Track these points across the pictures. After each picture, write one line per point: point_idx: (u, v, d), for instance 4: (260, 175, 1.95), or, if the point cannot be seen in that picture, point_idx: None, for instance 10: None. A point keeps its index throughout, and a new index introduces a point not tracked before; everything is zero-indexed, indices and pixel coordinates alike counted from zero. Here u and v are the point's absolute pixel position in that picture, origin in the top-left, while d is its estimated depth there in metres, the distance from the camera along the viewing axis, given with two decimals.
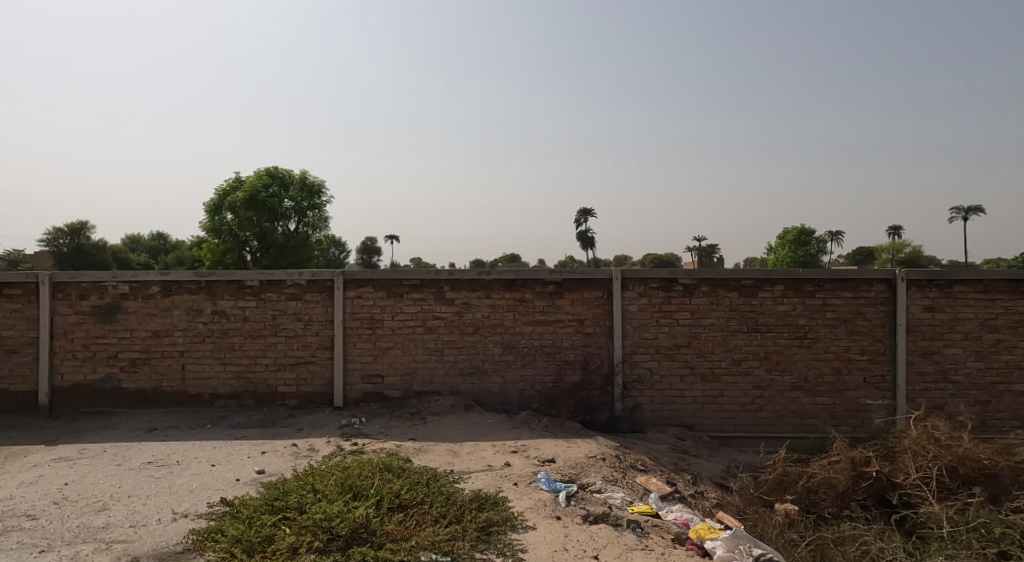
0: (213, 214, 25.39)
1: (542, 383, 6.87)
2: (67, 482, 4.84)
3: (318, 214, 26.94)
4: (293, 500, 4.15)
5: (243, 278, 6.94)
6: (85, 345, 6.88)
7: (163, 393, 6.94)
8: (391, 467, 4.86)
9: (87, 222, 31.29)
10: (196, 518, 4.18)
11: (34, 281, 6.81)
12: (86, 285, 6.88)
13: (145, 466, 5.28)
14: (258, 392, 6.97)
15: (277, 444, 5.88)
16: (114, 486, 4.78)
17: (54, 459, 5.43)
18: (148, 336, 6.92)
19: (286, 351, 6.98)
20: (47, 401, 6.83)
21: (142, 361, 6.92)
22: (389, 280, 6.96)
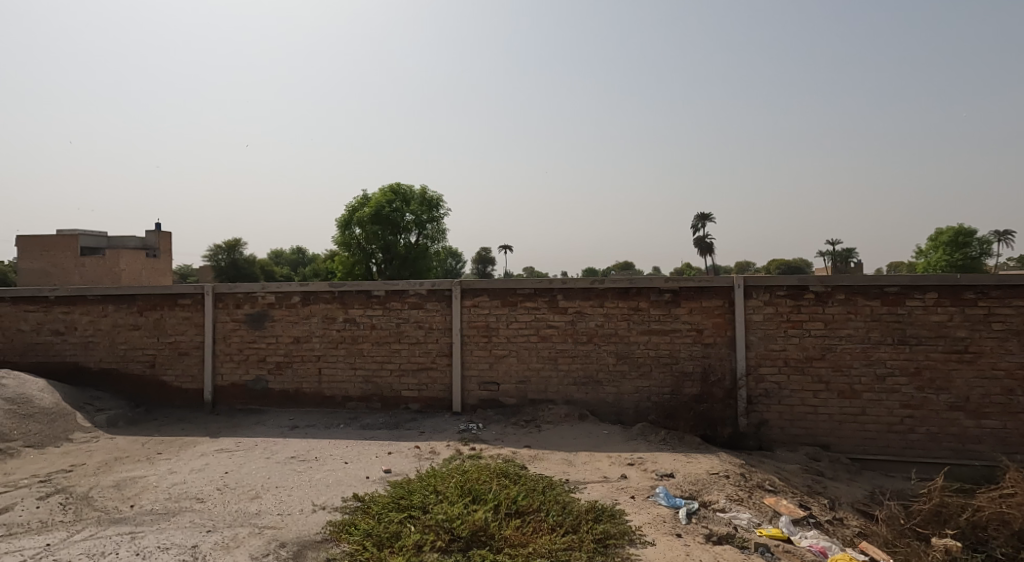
0: (343, 229, 27.56)
1: (659, 395, 6.67)
2: (227, 471, 5.46)
3: (437, 227, 28.25)
4: (417, 500, 4.37)
5: (371, 288, 7.45)
6: (240, 349, 7.73)
7: (303, 394, 7.61)
8: (507, 473, 4.96)
9: (240, 240, 35.24)
10: (333, 511, 4.53)
11: (200, 292, 7.77)
12: (241, 295, 7.74)
13: (290, 460, 5.81)
14: (384, 396, 7.43)
15: (402, 446, 6.23)
16: (264, 477, 5.31)
17: (216, 450, 6.14)
18: (291, 341, 7.64)
19: (409, 357, 7.38)
20: (211, 398, 7.74)
21: (286, 364, 7.64)
22: (504, 289, 7.14)
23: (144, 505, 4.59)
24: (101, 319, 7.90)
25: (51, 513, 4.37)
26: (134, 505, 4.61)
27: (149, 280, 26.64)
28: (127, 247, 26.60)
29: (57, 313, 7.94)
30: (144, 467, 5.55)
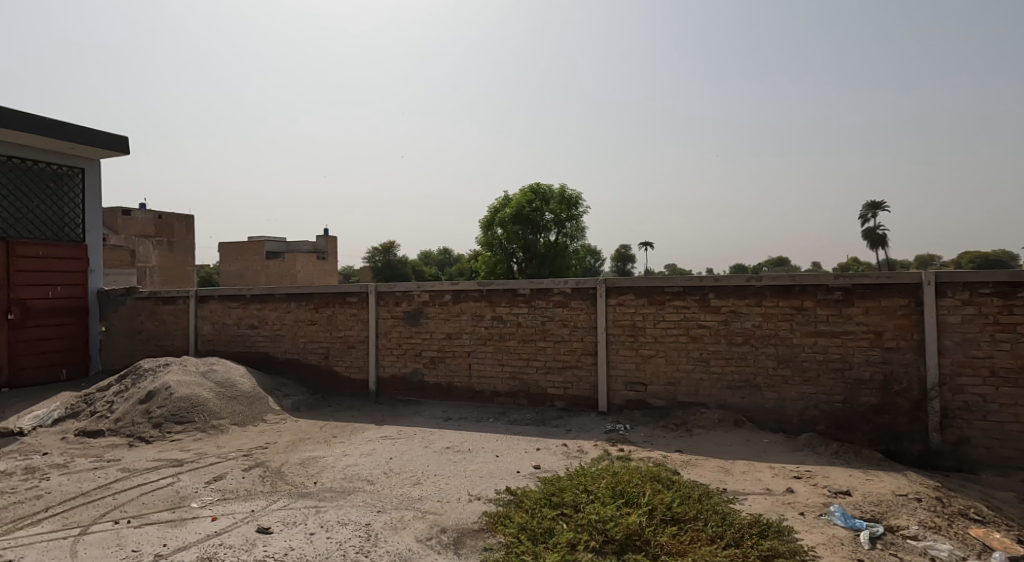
0: (486, 230, 28.63)
1: (828, 403, 6.06)
2: (391, 457, 5.91)
3: (576, 225, 28.30)
4: (569, 498, 4.39)
5: (518, 286, 7.64)
6: (399, 343, 8.34)
7: (455, 387, 8.01)
8: (659, 477, 4.80)
9: (395, 242, 38.23)
10: (488, 502, 4.70)
11: (365, 291, 8.51)
12: (399, 294, 8.35)
13: (446, 450, 6.14)
14: (530, 392, 7.58)
15: (549, 443, 6.30)
16: (424, 464, 5.67)
17: (381, 437, 6.67)
18: (443, 337, 8.08)
19: (554, 355, 7.45)
20: (375, 388, 8.44)
21: (439, 359, 8.10)
22: (651, 287, 6.94)
23: (325, 483, 5.11)
24: (286, 315, 8.95)
25: (253, 483, 5.03)
26: (317, 482, 5.16)
27: (319, 280, 29.72)
28: (302, 251, 29.94)
29: (252, 309, 9.15)
30: (323, 449, 6.19)
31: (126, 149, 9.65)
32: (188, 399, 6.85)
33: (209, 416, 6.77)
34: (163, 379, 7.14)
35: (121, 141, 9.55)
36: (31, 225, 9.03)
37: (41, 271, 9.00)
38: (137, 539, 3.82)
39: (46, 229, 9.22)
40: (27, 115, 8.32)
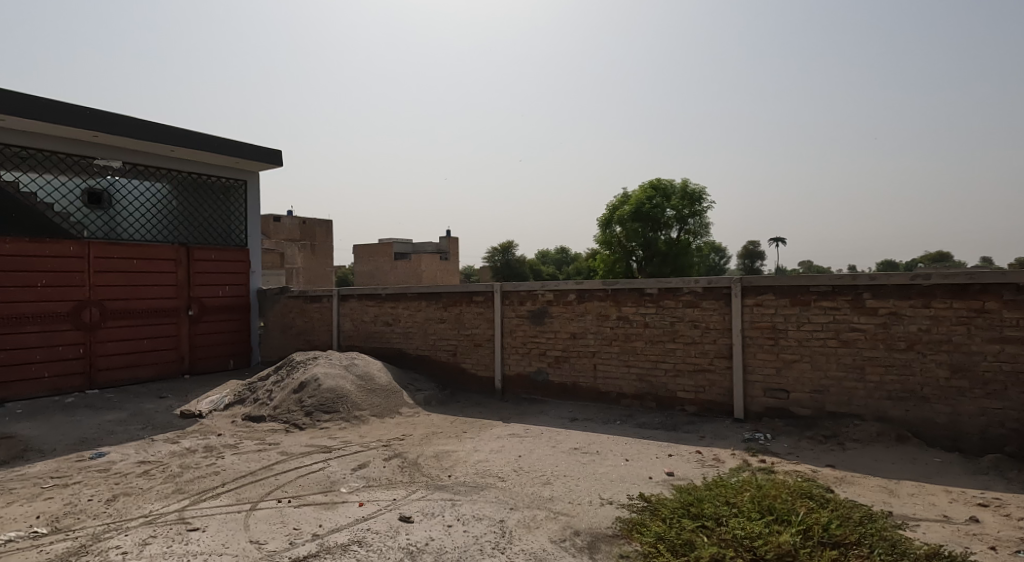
0: (605, 228, 28.24)
1: (1019, 421, 5.21)
2: (520, 455, 5.96)
3: (699, 221, 27.06)
4: (709, 510, 4.14)
5: (644, 286, 7.40)
6: (524, 342, 8.42)
7: (580, 387, 7.93)
8: (811, 494, 4.39)
9: (513, 242, 39.02)
10: (621, 507, 4.57)
11: (491, 290, 8.69)
12: (524, 293, 8.44)
13: (574, 451, 6.09)
14: (659, 396, 7.30)
15: (682, 449, 6.02)
16: (553, 464, 5.65)
17: (509, 434, 6.76)
18: (568, 337, 8.03)
19: (684, 357, 7.12)
20: (501, 386, 8.58)
21: (564, 359, 8.07)
22: (793, 286, 6.40)
23: (458, 477, 5.27)
24: (417, 313, 9.39)
25: (393, 473, 5.30)
26: (451, 475, 5.32)
27: (442, 279, 30.88)
28: (427, 252, 31.38)
29: (387, 307, 9.70)
30: (455, 443, 6.39)
31: (280, 161, 10.66)
32: (334, 391, 7.40)
33: (351, 407, 7.26)
34: (313, 371, 7.77)
35: (276, 155, 10.57)
36: (205, 232, 10.28)
37: (213, 273, 10.19)
38: (297, 518, 4.16)
39: (217, 235, 10.46)
40: (202, 135, 9.46)
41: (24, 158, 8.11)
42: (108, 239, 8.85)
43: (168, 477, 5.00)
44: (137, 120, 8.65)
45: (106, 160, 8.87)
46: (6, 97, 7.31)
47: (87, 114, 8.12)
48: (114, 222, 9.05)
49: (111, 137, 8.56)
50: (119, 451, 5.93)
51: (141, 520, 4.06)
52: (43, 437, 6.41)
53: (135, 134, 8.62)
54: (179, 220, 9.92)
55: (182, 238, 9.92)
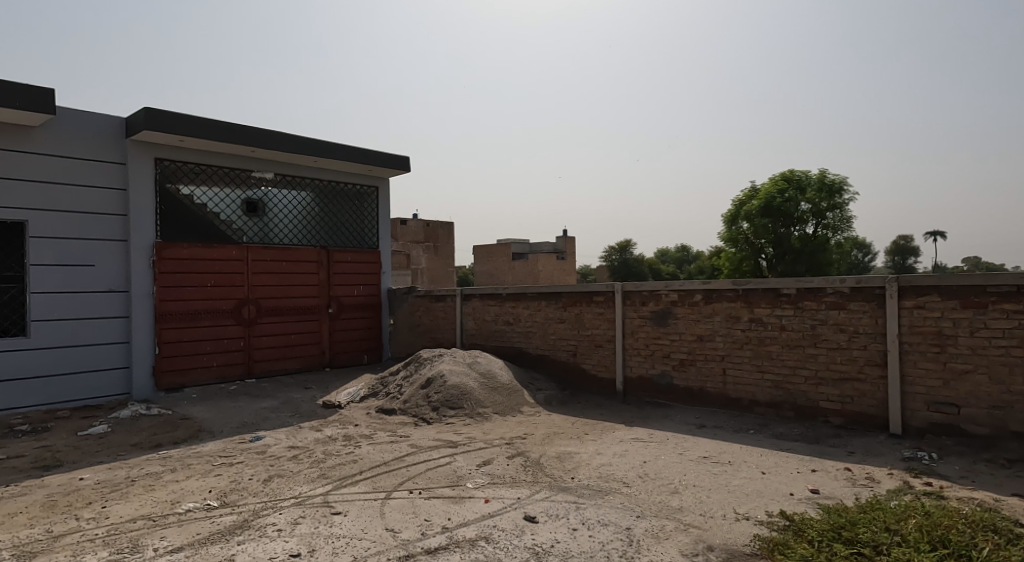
0: (730, 224, 26.71)
1: None
2: (645, 461, 5.75)
3: (839, 214, 24.78)
4: (866, 536, 3.70)
5: (781, 285, 6.85)
6: (647, 344, 8.14)
7: (708, 393, 7.51)
8: (996, 527, 3.77)
9: (631, 240, 38.32)
10: (759, 524, 4.23)
11: (611, 290, 8.51)
12: (646, 293, 8.17)
13: (703, 460, 5.76)
14: (798, 405, 6.71)
15: (827, 465, 5.48)
16: (681, 473, 5.38)
17: (633, 439, 6.56)
18: (694, 339, 7.65)
19: (828, 364, 6.49)
20: (622, 388, 8.36)
21: (690, 362, 7.69)
22: (964, 286, 5.59)
23: (582, 479, 5.18)
24: (537, 313, 9.44)
25: (517, 471, 5.34)
26: (574, 477, 5.26)
27: (560, 279, 30.87)
28: (544, 252, 31.58)
29: (507, 307, 9.85)
30: (577, 445, 6.32)
31: (408, 167, 11.22)
32: (458, 387, 7.63)
33: (475, 404, 7.44)
34: (439, 367, 8.08)
35: (404, 161, 11.12)
36: (343, 235, 11.09)
37: (349, 273, 10.96)
38: (428, 510, 4.31)
39: (353, 238, 11.24)
40: (340, 146, 10.20)
41: (197, 174, 9.22)
42: (263, 244, 9.83)
43: (313, 463, 5.42)
44: (286, 135, 9.50)
45: (261, 172, 9.85)
46: (183, 121, 8.36)
47: (247, 132, 9.07)
48: (267, 228, 10.04)
49: (265, 152, 9.49)
50: (273, 436, 6.54)
51: (291, 501, 4.43)
52: (212, 419, 7.24)
53: (285, 147, 9.48)
54: (321, 225, 10.79)
55: (324, 242, 10.77)
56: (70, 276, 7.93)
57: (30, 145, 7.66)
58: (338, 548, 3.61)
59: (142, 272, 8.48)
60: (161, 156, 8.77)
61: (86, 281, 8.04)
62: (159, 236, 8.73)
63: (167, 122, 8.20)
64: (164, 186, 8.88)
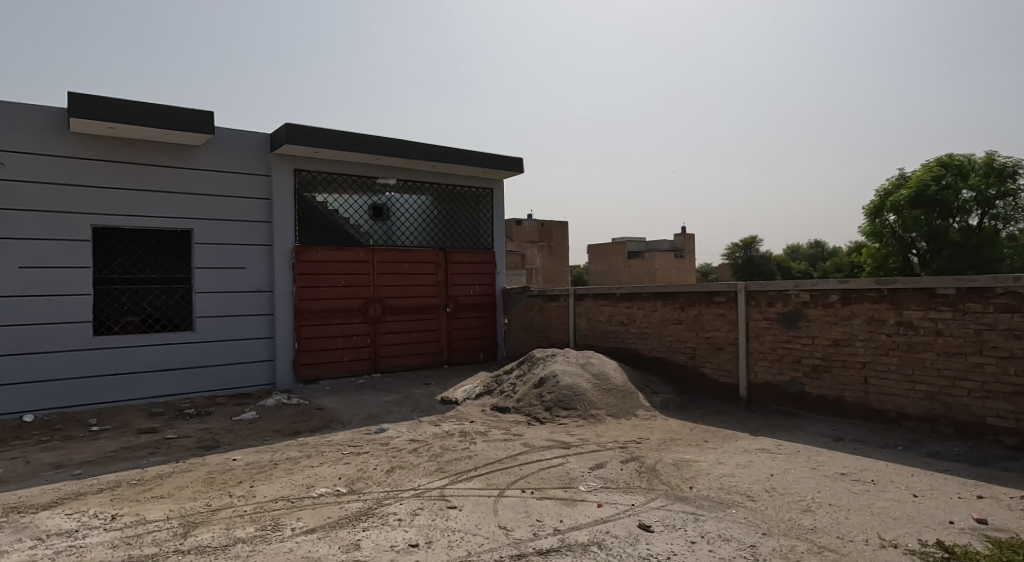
0: (874, 217, 24.21)
1: None
2: (772, 474, 5.33)
3: (1012, 202, 21.59)
4: None
5: (936, 285, 6.07)
6: (774, 348, 7.57)
7: (846, 403, 6.83)
8: None
9: (756, 237, 36.16)
10: (909, 554, 3.76)
11: (733, 290, 8.03)
12: (773, 293, 7.61)
13: (841, 477, 5.23)
14: (959, 420, 5.89)
15: (997, 491, 4.74)
16: (814, 490, 4.93)
17: (759, 449, 6.12)
18: (830, 344, 7.00)
19: (997, 375, 5.64)
20: (746, 394, 7.85)
21: (824, 369, 7.05)
22: None
23: (701, 489, 4.92)
24: (653, 313, 9.14)
25: (631, 476, 5.19)
26: (693, 486, 5.00)
27: (678, 278, 29.70)
28: (661, 251, 30.57)
29: (622, 307, 9.64)
30: (696, 452, 6.02)
31: (522, 168, 11.36)
32: (571, 388, 7.59)
33: (588, 405, 7.35)
34: (552, 367, 8.09)
35: (518, 162, 11.28)
36: (459, 237, 11.48)
37: (466, 274, 11.32)
38: (540, 510, 4.31)
39: (469, 240, 11.60)
40: (457, 150, 10.55)
41: (330, 182, 9.97)
42: (387, 247, 10.43)
43: (431, 456, 5.64)
44: (408, 142, 10.00)
45: (385, 179, 10.45)
46: (318, 134, 9.07)
47: (373, 141, 9.66)
48: (391, 232, 10.64)
49: (389, 159, 10.05)
50: (395, 429, 6.90)
51: (411, 492, 4.63)
52: (342, 410, 7.80)
53: (407, 154, 9.98)
54: (439, 227, 11.25)
55: (442, 244, 11.22)
56: (226, 277, 8.94)
57: (194, 163, 8.72)
58: (453, 542, 3.72)
59: (284, 273, 9.35)
60: (300, 167, 9.60)
61: (238, 282, 9.03)
62: (298, 240, 9.57)
63: (304, 135, 8.95)
64: (301, 195, 9.70)
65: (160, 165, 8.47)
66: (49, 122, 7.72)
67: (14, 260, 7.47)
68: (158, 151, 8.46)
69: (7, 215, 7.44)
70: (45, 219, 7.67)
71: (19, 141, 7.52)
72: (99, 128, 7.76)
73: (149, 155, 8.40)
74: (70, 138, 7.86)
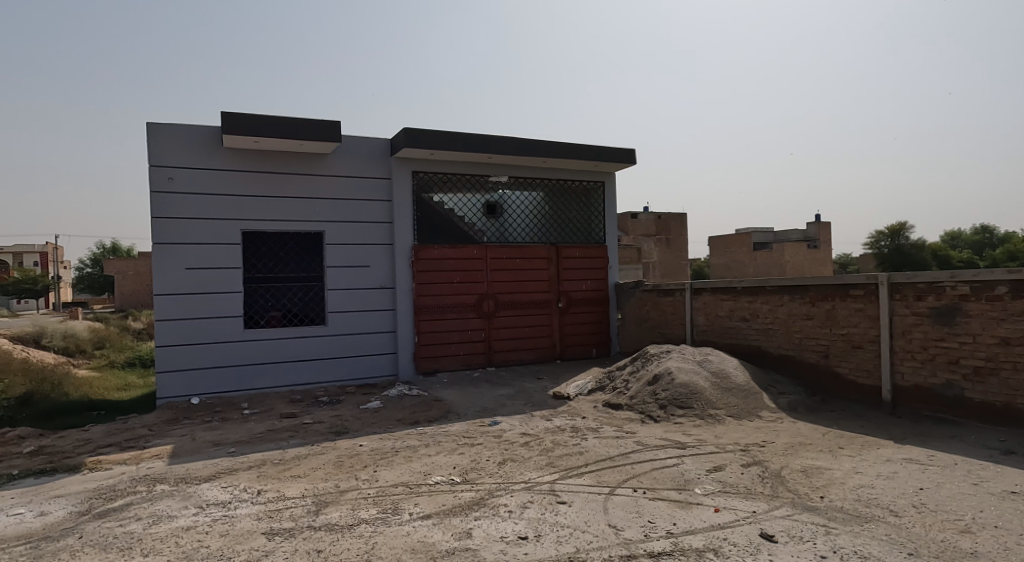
0: None
1: None
2: (921, 488, 4.74)
3: None
4: None
5: None
6: (924, 347, 6.74)
7: (1018, 411, 5.91)
8: None
9: (905, 222, 32.32)
10: None
11: (874, 282, 7.26)
12: (923, 285, 6.77)
13: (1010, 496, 4.53)
14: None
15: None
16: (975, 508, 4.32)
17: (906, 460, 5.47)
18: (996, 343, 6.09)
19: None
20: (891, 398, 7.06)
21: (989, 371, 6.15)
22: None
23: (834, 500, 4.50)
24: (779, 308, 8.51)
25: (753, 482, 4.87)
26: (825, 496, 4.59)
27: (812, 270, 27.40)
28: (791, 242, 28.37)
29: (744, 302, 9.07)
30: (829, 459, 5.52)
31: (634, 160, 11.09)
32: (688, 386, 7.28)
33: (706, 404, 7.02)
34: (666, 364, 7.81)
35: (630, 154, 11.02)
36: (571, 232, 11.45)
37: (578, 268, 11.25)
38: (652, 511, 4.18)
39: (581, 235, 11.53)
40: (568, 145, 10.50)
41: (445, 182, 10.35)
42: (500, 243, 10.65)
43: (543, 451, 5.68)
44: (520, 139, 10.12)
45: (497, 176, 10.66)
46: (434, 137, 9.45)
47: (485, 140, 9.88)
48: (503, 228, 10.85)
49: (501, 157, 10.23)
50: (508, 422, 7.04)
51: (522, 485, 4.69)
52: (458, 402, 8.09)
53: (519, 151, 10.11)
54: (550, 223, 11.29)
55: (553, 239, 11.25)
56: (353, 275, 9.62)
57: (325, 170, 9.46)
58: (561, 537, 3.71)
59: (404, 271, 9.87)
60: (418, 169, 10.07)
61: (364, 280, 9.68)
62: (416, 239, 10.06)
63: (421, 138, 9.37)
64: (419, 196, 10.17)
65: (296, 173, 9.28)
66: (206, 140, 8.74)
67: (182, 262, 8.56)
68: (294, 161, 9.27)
69: (175, 223, 8.53)
70: (205, 226, 8.71)
71: (184, 158, 8.60)
72: (246, 142, 8.65)
73: (287, 164, 9.23)
74: (223, 153, 8.84)
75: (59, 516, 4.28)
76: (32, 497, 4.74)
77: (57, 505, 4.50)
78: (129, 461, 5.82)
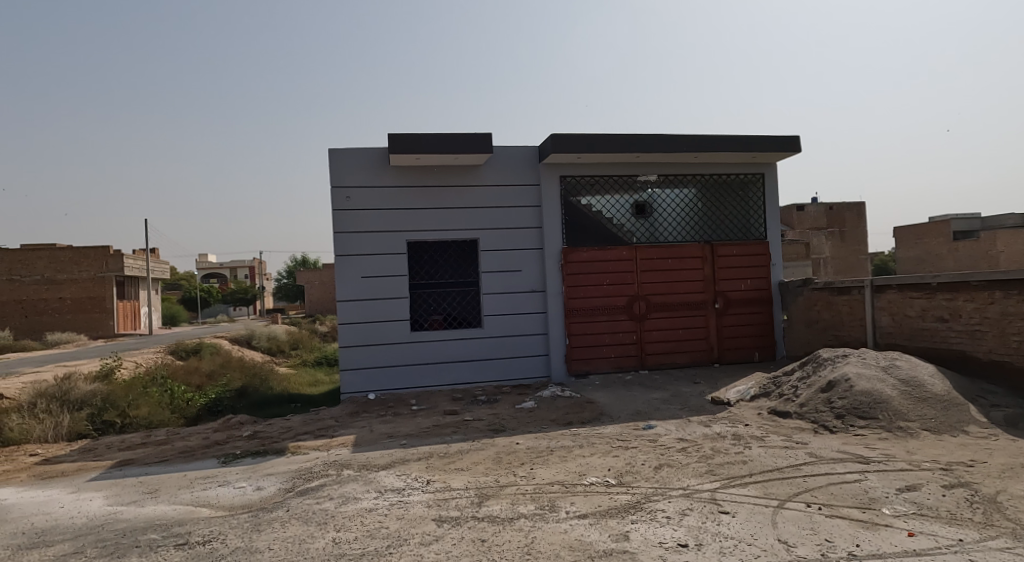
0: None
1: None
2: None
3: None
4: None
5: None
6: None
7: None
8: None
9: None
10: None
11: None
12: None
13: None
14: None
15: None
16: None
17: None
18: None
19: None
20: None
21: None
22: None
23: None
24: (988, 307, 7.28)
25: (958, 506, 4.22)
26: None
27: None
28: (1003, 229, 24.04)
29: (940, 300, 7.90)
30: None
31: (799, 147, 10.18)
32: (870, 394, 6.51)
33: (895, 415, 6.22)
34: (843, 369, 7.05)
35: (794, 141, 10.14)
36: (726, 229, 10.84)
37: (736, 267, 10.60)
38: (829, 529, 3.81)
39: (738, 231, 10.87)
40: (724, 138, 9.95)
41: (593, 185, 10.37)
42: (651, 243, 10.40)
43: (702, 457, 5.44)
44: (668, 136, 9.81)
45: (646, 176, 10.43)
46: (581, 141, 9.53)
47: (632, 140, 9.73)
48: (653, 228, 10.58)
49: (649, 155, 10.00)
50: (664, 426, 6.85)
51: (680, 492, 4.55)
52: (612, 405, 8.04)
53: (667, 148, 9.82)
54: (704, 220, 10.79)
55: (708, 237, 10.72)
56: (507, 279, 10.03)
57: (478, 181, 9.99)
58: (725, 548, 3.54)
59: (554, 274, 10.07)
60: (565, 173, 10.22)
61: (516, 284, 10.04)
62: (565, 243, 10.20)
63: (568, 144, 9.50)
64: (568, 200, 10.31)
65: (453, 185, 9.92)
66: (376, 161, 9.68)
67: (358, 271, 9.56)
68: (451, 174, 9.91)
69: (352, 237, 9.56)
70: (376, 238, 9.64)
71: (358, 178, 9.61)
72: (409, 160, 9.44)
73: (445, 177, 9.89)
74: (390, 171, 9.73)
75: (271, 491, 5.03)
76: (251, 474, 5.62)
77: (269, 481, 5.28)
78: (321, 447, 6.64)
